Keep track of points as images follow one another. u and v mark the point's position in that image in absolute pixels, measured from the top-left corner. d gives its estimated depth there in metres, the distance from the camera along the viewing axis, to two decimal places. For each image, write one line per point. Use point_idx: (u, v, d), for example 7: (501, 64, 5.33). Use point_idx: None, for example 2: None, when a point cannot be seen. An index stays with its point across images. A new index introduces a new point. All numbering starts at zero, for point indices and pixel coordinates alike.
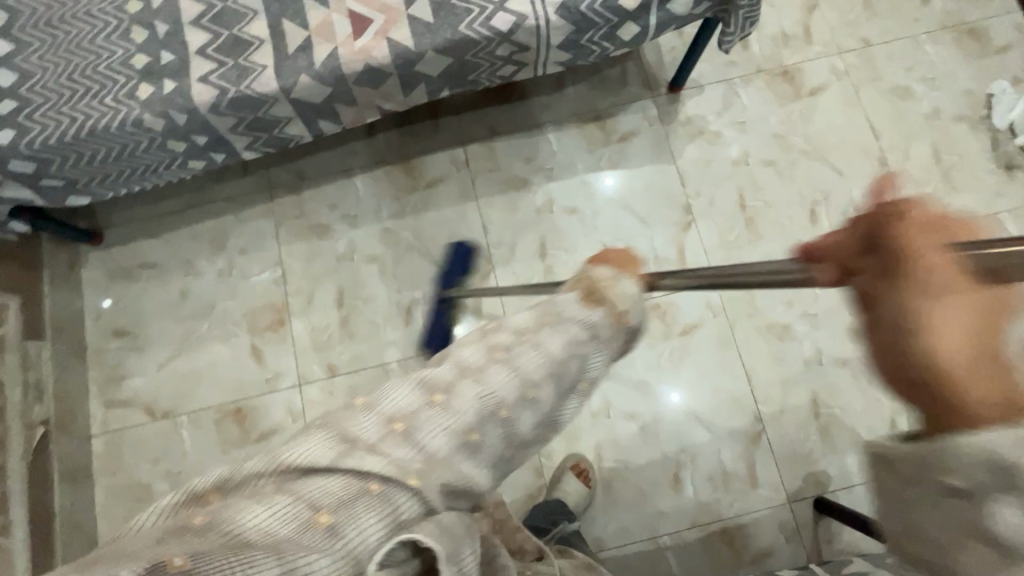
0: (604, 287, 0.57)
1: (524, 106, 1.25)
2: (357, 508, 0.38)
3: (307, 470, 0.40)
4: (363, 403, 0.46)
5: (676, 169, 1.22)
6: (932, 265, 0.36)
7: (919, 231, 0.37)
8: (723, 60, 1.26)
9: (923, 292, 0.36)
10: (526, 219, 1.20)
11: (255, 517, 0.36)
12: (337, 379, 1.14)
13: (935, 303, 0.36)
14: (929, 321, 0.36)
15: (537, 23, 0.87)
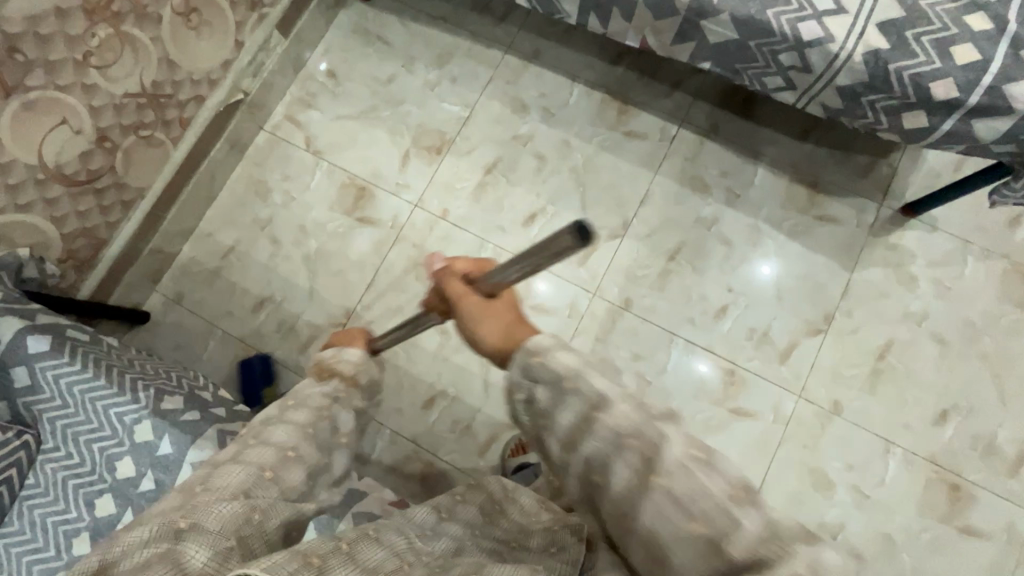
0: (331, 362, 0.74)
1: (757, 129, 1.22)
2: (274, 481, 0.57)
3: (213, 480, 0.55)
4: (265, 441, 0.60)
5: (847, 278, 1.13)
6: (502, 303, 0.63)
7: (457, 279, 0.65)
8: (973, 222, 1.13)
9: (484, 321, 0.61)
10: (682, 219, 1.18)
11: (217, 520, 0.48)
12: (442, 223, 1.23)
13: (474, 312, 0.61)
14: (482, 326, 0.60)
15: (837, 52, 0.84)
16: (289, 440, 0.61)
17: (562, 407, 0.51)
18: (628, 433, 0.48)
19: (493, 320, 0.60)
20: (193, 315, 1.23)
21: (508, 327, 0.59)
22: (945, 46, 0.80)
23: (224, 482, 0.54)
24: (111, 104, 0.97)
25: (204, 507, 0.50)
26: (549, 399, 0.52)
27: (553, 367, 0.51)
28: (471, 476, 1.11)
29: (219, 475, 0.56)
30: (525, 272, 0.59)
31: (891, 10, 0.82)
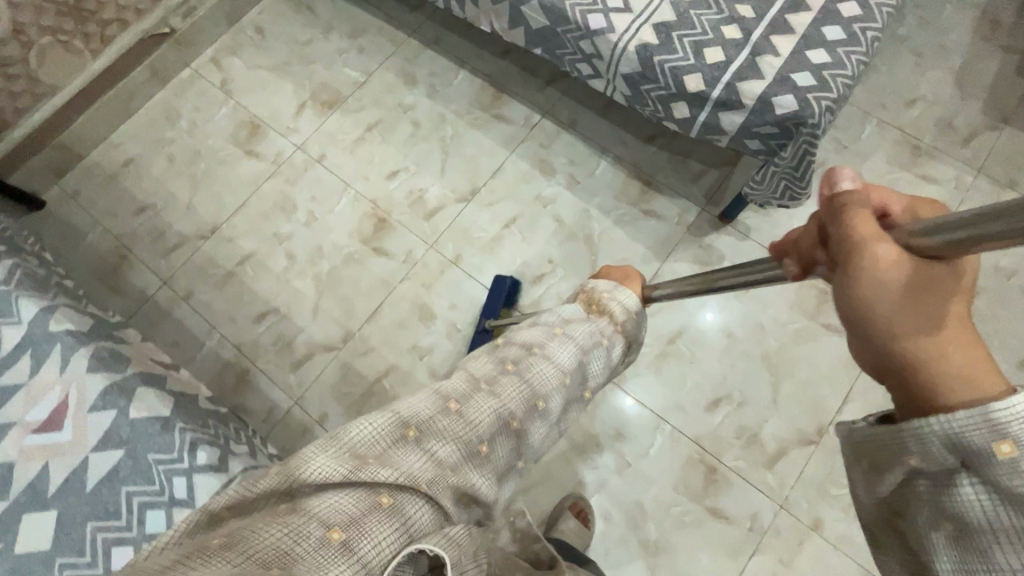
0: (604, 298, 0.79)
1: (609, 130, 1.34)
2: (483, 460, 0.60)
3: (295, 506, 0.50)
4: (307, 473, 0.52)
5: (655, 268, 1.23)
6: (950, 312, 0.36)
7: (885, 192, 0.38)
8: None
9: (953, 347, 0.35)
10: (524, 194, 1.31)
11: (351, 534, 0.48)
12: (317, 165, 1.37)
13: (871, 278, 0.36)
14: (953, 361, 0.35)
15: (616, 42, 0.97)
16: (314, 505, 0.50)
17: (1003, 476, 0.33)
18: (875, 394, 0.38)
19: (909, 307, 0.36)
20: (82, 211, 1.37)
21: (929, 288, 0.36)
22: (698, 47, 0.93)
23: (467, 425, 0.60)
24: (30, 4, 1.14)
25: (439, 462, 0.56)
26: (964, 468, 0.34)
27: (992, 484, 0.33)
28: (278, 387, 1.20)
29: (497, 387, 0.65)
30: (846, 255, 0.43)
31: (664, 15, 0.96)
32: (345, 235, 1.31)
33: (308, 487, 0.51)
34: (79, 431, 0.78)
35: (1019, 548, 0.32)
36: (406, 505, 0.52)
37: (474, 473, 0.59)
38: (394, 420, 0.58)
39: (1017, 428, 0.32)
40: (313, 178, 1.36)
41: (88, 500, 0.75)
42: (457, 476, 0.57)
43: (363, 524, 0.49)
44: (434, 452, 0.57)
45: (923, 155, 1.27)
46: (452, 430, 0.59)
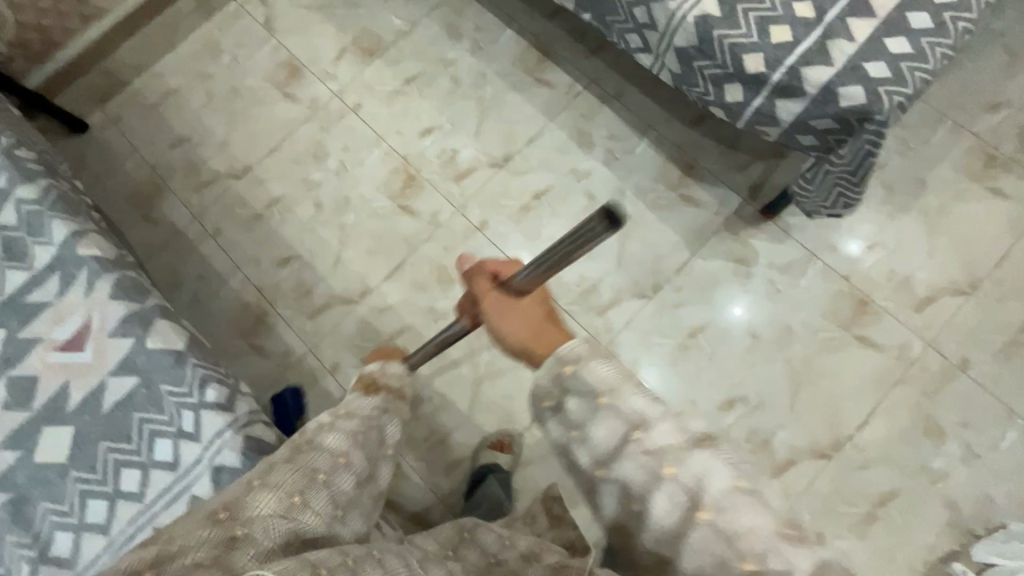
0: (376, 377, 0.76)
1: (657, 106, 1.27)
2: (308, 504, 0.56)
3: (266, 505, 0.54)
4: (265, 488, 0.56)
5: (685, 257, 1.18)
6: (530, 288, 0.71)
7: (485, 279, 0.75)
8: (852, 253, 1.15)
9: (518, 320, 0.69)
10: (559, 166, 1.26)
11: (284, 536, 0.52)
12: (352, 115, 1.34)
13: (500, 316, 0.71)
14: (514, 331, 0.68)
15: (674, 11, 0.90)
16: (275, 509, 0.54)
17: (594, 423, 0.57)
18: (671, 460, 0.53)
19: (526, 322, 0.69)
20: (121, 138, 1.38)
21: (533, 323, 0.68)
22: (764, 23, 0.85)
23: (316, 459, 0.60)
24: None
25: (274, 512, 0.53)
26: (582, 418, 0.58)
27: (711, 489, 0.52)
28: (294, 332, 1.22)
29: (320, 441, 0.62)
30: (544, 268, 0.66)
31: None
32: (373, 189, 1.29)
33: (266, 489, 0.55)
34: (100, 354, 0.81)
35: (625, 455, 0.56)
36: (250, 544, 0.50)
37: (303, 514, 0.54)
38: (235, 489, 0.57)
39: (602, 387, 0.58)
40: (347, 128, 1.34)
41: (105, 420, 0.78)
42: (292, 521, 0.53)
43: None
44: (275, 496, 0.55)
45: (998, 167, 1.17)
46: (279, 479, 0.57)
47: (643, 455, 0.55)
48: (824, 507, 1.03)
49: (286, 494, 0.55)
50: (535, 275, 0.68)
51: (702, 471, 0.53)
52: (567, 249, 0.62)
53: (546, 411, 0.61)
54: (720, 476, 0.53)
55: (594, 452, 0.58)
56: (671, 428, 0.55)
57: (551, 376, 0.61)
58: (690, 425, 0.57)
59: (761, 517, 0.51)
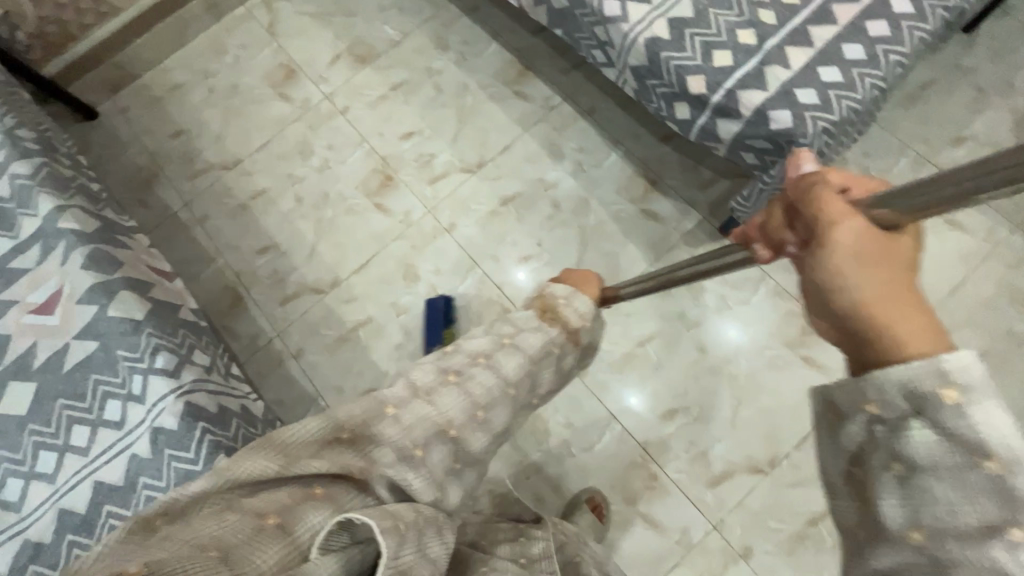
0: (558, 304, 0.86)
1: (627, 123, 1.32)
2: (421, 462, 0.60)
3: (267, 472, 0.53)
4: (285, 441, 0.55)
5: (641, 269, 1.21)
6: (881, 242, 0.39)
7: (841, 196, 0.41)
8: None
9: (869, 275, 0.38)
10: (528, 174, 1.31)
11: (329, 498, 0.55)
12: (339, 116, 1.42)
13: (840, 246, 0.39)
14: (857, 281, 0.38)
15: (628, 32, 0.95)
16: (302, 484, 0.55)
17: (951, 476, 0.34)
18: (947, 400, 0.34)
19: (875, 269, 0.38)
20: (126, 126, 1.48)
21: (901, 287, 0.38)
22: (708, 48, 0.90)
23: (402, 429, 0.60)
24: None
25: (374, 462, 0.58)
26: (931, 458, 0.35)
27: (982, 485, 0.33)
28: (265, 317, 1.29)
29: (464, 381, 0.68)
30: (926, 204, 0.39)
31: (682, 10, 0.93)
32: (351, 187, 1.36)
33: (287, 440, 0.55)
34: (67, 318, 0.88)
35: (938, 471, 0.35)
36: (336, 498, 0.55)
37: (411, 471, 0.59)
38: (263, 442, 0.54)
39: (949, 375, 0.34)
40: (334, 128, 1.41)
41: (64, 379, 0.85)
42: (391, 467, 0.58)
43: (294, 509, 0.52)
44: (358, 459, 0.57)
45: None
46: (367, 448, 0.58)
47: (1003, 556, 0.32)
48: (755, 523, 1.04)
49: (275, 467, 0.53)
50: (910, 208, 0.38)
51: None
52: (991, 160, 0.36)
53: (866, 418, 0.37)
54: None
55: (848, 451, 0.39)
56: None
57: (905, 385, 0.35)
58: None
59: None
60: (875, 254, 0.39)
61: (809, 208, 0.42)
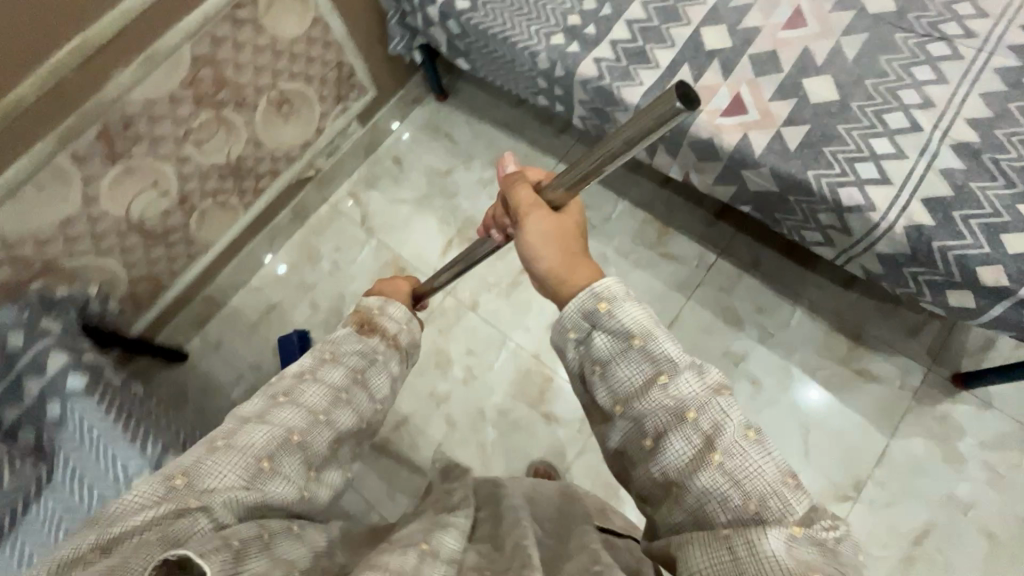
0: (375, 315, 0.74)
1: (799, 270, 1.19)
2: (275, 473, 0.55)
3: (123, 526, 0.48)
4: (158, 476, 0.53)
5: (882, 445, 1.05)
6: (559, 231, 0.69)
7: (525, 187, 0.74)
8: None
9: (565, 269, 0.66)
10: (709, 348, 1.16)
11: (186, 525, 0.48)
12: (470, 313, 1.26)
13: (530, 234, 0.70)
14: (542, 258, 0.68)
15: (879, 221, 0.83)
16: (164, 509, 0.49)
17: (623, 360, 0.55)
18: (692, 405, 0.52)
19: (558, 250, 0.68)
20: (225, 365, 1.30)
21: (565, 257, 0.67)
22: (993, 232, 0.78)
23: (252, 442, 0.56)
24: (198, 172, 1.10)
25: (237, 482, 0.53)
26: (609, 354, 0.56)
27: (686, 390, 0.52)
28: None
29: (298, 396, 0.63)
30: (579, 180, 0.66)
31: (937, 187, 0.82)
32: (508, 397, 1.19)
33: (134, 496, 0.51)
34: None
35: (680, 415, 0.52)
36: (173, 533, 0.47)
37: (270, 483, 0.55)
38: (155, 482, 0.52)
39: (635, 330, 0.55)
40: (467, 328, 1.25)
41: None
42: (246, 492, 0.52)
43: (138, 556, 0.44)
44: (238, 460, 0.54)
45: None
46: (250, 441, 0.56)
47: (713, 473, 0.49)
48: None
49: (166, 484, 0.52)
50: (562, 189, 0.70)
51: (721, 419, 0.51)
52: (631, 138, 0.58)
53: (573, 342, 0.58)
54: (732, 428, 0.51)
55: (575, 373, 0.60)
56: (695, 380, 0.53)
57: (581, 311, 0.57)
58: (665, 347, 0.54)
59: (739, 425, 0.51)
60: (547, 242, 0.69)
61: (517, 223, 0.73)
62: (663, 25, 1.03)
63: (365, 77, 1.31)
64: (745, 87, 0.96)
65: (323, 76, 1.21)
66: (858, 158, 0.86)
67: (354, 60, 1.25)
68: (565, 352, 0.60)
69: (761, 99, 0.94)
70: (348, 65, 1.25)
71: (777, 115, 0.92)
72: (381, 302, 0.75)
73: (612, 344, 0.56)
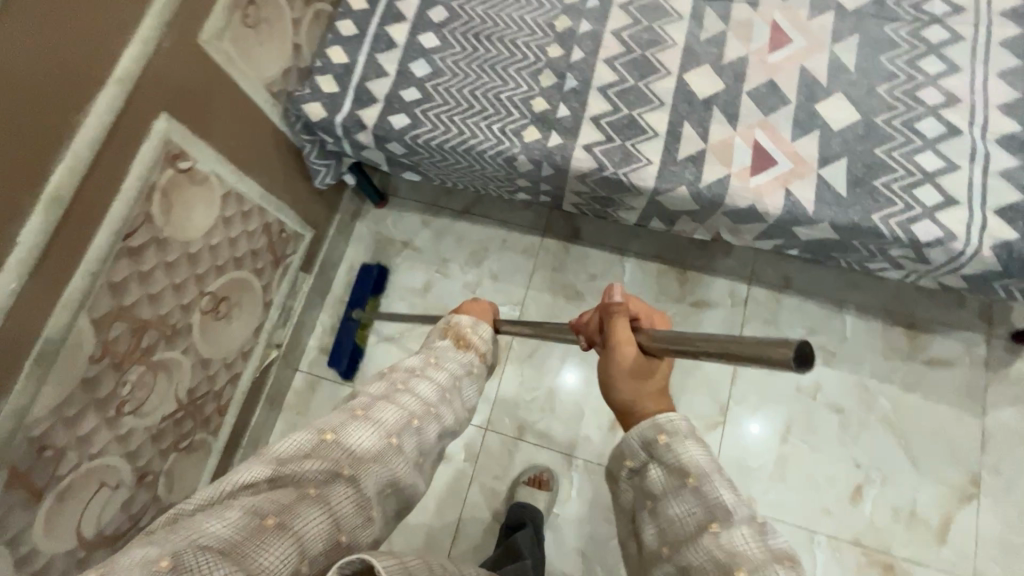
0: (467, 333, 0.70)
1: (831, 274, 1.13)
2: (399, 450, 0.55)
3: (250, 469, 0.48)
4: (305, 436, 0.52)
5: (980, 429, 1.02)
6: (650, 370, 0.57)
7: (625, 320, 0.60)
8: None
9: (641, 403, 0.56)
10: (781, 389, 1.08)
11: (336, 497, 0.48)
12: (520, 444, 1.10)
13: (612, 363, 0.58)
14: (620, 390, 0.57)
15: (964, 249, 0.75)
16: (320, 471, 0.49)
17: (676, 498, 0.49)
18: (741, 560, 0.42)
19: (638, 382, 0.56)
20: None
21: (639, 393, 0.56)
22: None
23: (376, 425, 0.55)
24: (148, 437, 0.85)
25: (367, 457, 0.52)
26: (661, 491, 0.50)
27: (736, 543, 0.44)
28: None
29: (412, 385, 0.61)
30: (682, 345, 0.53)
31: (1005, 193, 0.76)
32: (600, 523, 1.05)
33: (287, 442, 0.51)
34: None
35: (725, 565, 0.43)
36: (330, 498, 0.48)
37: (394, 460, 0.54)
38: (305, 441, 0.51)
39: (690, 466, 0.49)
40: (523, 460, 1.09)
41: None
42: (374, 468, 0.52)
43: (296, 510, 0.46)
44: (372, 433, 0.54)
45: None
46: (381, 416, 0.56)
47: None
48: None
49: (312, 447, 0.51)
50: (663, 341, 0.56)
51: None
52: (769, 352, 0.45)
53: (627, 474, 0.54)
54: None
55: (627, 510, 0.54)
56: (753, 536, 0.44)
57: (642, 440, 0.52)
58: (721, 492, 0.47)
59: None
60: (637, 377, 0.57)
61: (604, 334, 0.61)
62: (640, 82, 0.89)
63: (297, 224, 1.08)
64: (760, 131, 0.84)
65: (252, 250, 0.97)
66: (913, 184, 0.78)
67: (281, 213, 1.02)
68: (618, 477, 0.55)
69: (784, 140, 0.83)
70: (276, 223, 1.01)
71: (811, 156, 0.82)
72: (473, 322, 0.71)
73: (664, 477, 0.50)
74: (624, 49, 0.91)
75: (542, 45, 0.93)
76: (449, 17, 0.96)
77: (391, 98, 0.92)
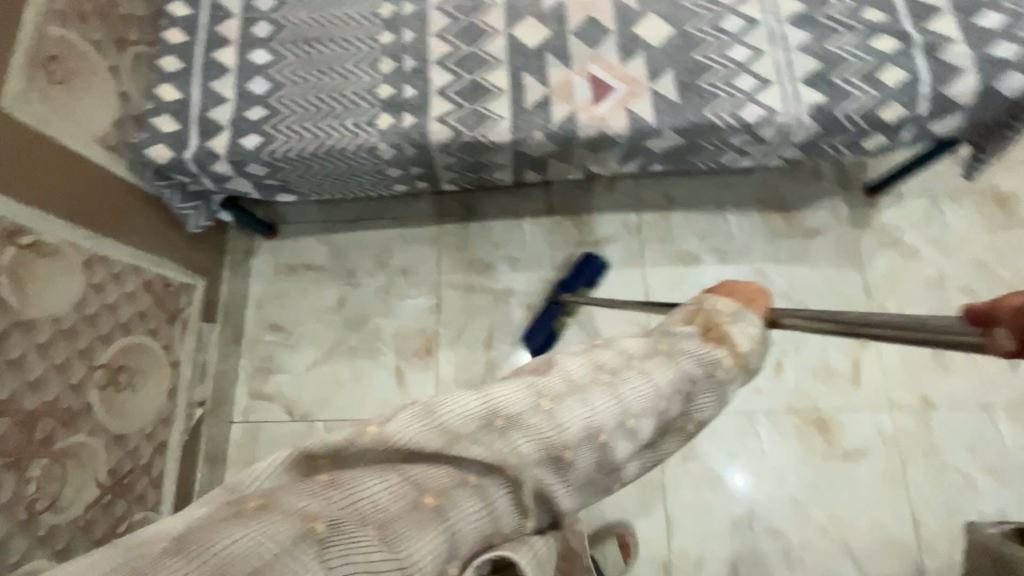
0: (724, 323, 0.51)
1: (706, 182, 1.22)
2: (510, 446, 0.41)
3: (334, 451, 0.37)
4: (408, 412, 0.39)
5: (861, 279, 1.15)
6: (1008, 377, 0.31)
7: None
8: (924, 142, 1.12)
9: None
10: (690, 297, 1.16)
11: (461, 509, 0.37)
12: None
13: None
14: None
15: (786, 121, 0.84)
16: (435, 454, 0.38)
17: None
18: None
19: None
20: None
21: None
22: (871, 77, 0.83)
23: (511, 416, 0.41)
24: (76, 531, 0.80)
25: (492, 450, 0.39)
26: None
27: None
28: None
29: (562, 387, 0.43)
30: None
31: (804, 63, 0.85)
32: None
33: (404, 420, 0.39)
34: None
35: None
36: (455, 504, 0.37)
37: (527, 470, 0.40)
38: (413, 417, 0.39)
39: None
40: None
41: None
42: (515, 472, 0.39)
43: (407, 521, 0.35)
44: (480, 406, 0.40)
45: None
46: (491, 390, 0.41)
47: None
48: None
49: (427, 433, 0.39)
50: None
51: None
52: None
53: None
54: None
55: None
56: None
57: None
58: None
59: None
60: None
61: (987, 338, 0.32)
62: (474, 47, 0.92)
63: (182, 275, 1.04)
64: (593, 64, 0.90)
65: (138, 311, 0.93)
66: (731, 76, 0.86)
67: (160, 267, 0.98)
68: None
69: (615, 67, 0.89)
70: (158, 277, 0.97)
71: (640, 75, 0.88)
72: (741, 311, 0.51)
73: None
74: (450, 19, 0.94)
75: (373, 35, 0.94)
76: (274, 29, 0.95)
77: (236, 121, 0.91)
